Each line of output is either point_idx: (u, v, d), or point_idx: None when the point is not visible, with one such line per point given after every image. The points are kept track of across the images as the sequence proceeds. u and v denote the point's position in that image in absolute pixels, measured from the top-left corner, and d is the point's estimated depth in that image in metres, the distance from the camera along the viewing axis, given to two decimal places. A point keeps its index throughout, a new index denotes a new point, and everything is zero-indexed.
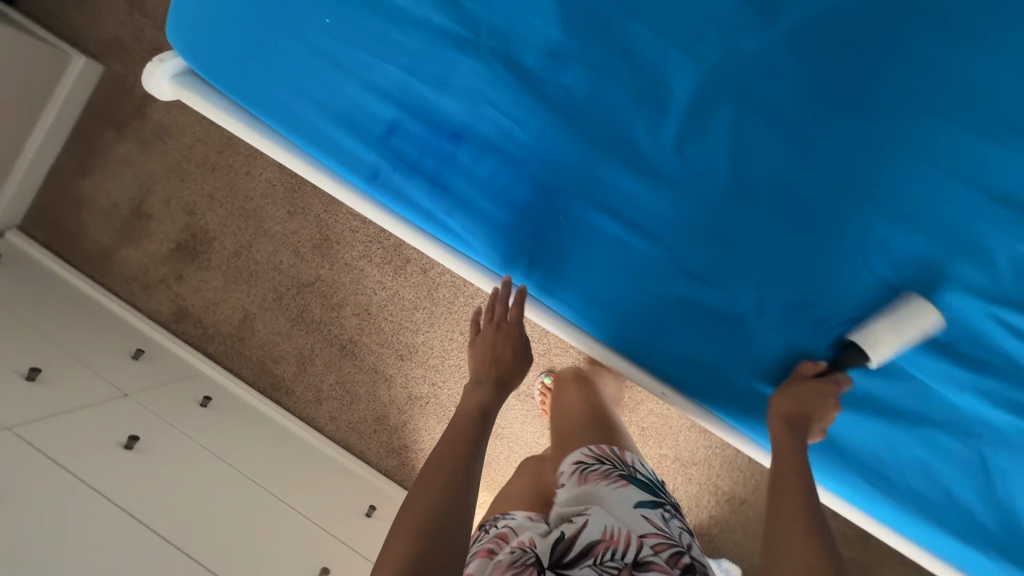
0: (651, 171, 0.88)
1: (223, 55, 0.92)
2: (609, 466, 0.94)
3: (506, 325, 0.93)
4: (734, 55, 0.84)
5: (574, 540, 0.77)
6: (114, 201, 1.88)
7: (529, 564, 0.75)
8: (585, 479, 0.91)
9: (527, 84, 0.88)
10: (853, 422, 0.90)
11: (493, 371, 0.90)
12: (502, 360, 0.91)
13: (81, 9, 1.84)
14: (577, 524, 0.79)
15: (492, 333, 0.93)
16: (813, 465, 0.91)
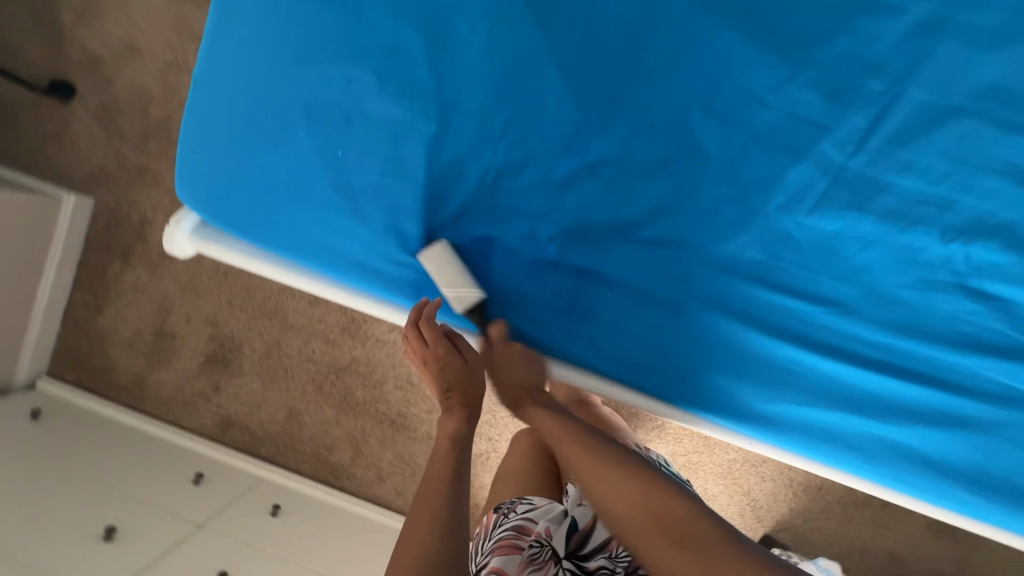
0: (697, 230, 0.86)
1: (246, 211, 0.94)
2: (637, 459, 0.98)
3: (432, 348, 0.87)
4: (750, 100, 0.82)
5: (589, 536, 0.87)
6: (135, 328, 1.88)
7: (547, 559, 0.83)
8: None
9: (550, 172, 0.87)
10: (940, 437, 0.86)
11: (461, 394, 0.86)
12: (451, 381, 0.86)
13: (62, 147, 1.84)
14: (592, 521, 0.89)
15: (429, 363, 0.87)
16: (910, 486, 0.87)
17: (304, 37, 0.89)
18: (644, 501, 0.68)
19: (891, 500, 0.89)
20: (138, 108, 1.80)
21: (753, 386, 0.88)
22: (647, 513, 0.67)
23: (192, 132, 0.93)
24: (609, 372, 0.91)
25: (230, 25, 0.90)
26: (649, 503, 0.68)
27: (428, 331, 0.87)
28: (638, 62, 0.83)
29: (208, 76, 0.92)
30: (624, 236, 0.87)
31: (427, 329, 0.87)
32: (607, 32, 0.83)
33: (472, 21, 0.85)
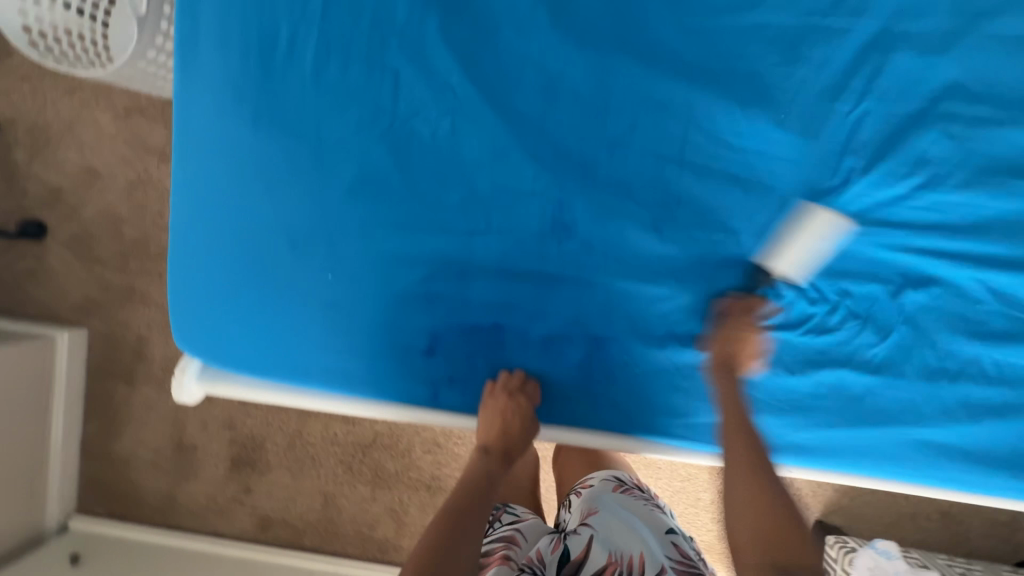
0: (698, 278, 0.85)
1: (247, 347, 0.93)
2: (642, 492, 0.94)
3: (519, 392, 0.87)
4: (719, 144, 0.83)
5: (582, 563, 0.80)
6: (154, 447, 1.86)
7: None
8: (621, 490, 0.92)
9: (540, 251, 0.86)
10: (987, 430, 0.85)
11: (502, 439, 0.86)
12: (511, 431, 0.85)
13: (43, 285, 1.82)
14: (585, 540, 0.82)
15: (504, 401, 0.86)
16: (972, 484, 0.85)
17: (270, 169, 0.88)
18: (761, 547, 0.68)
19: (957, 501, 0.87)
20: (110, 232, 1.79)
21: (788, 418, 0.87)
22: (760, 555, 0.68)
23: (181, 283, 0.93)
24: (643, 430, 0.89)
25: (197, 172, 0.90)
26: (779, 545, 0.68)
27: (533, 387, 0.88)
28: (603, 130, 0.84)
29: (185, 225, 0.91)
30: (628, 297, 0.86)
31: (530, 384, 0.88)
32: (567, 107, 0.84)
33: (433, 122, 0.86)
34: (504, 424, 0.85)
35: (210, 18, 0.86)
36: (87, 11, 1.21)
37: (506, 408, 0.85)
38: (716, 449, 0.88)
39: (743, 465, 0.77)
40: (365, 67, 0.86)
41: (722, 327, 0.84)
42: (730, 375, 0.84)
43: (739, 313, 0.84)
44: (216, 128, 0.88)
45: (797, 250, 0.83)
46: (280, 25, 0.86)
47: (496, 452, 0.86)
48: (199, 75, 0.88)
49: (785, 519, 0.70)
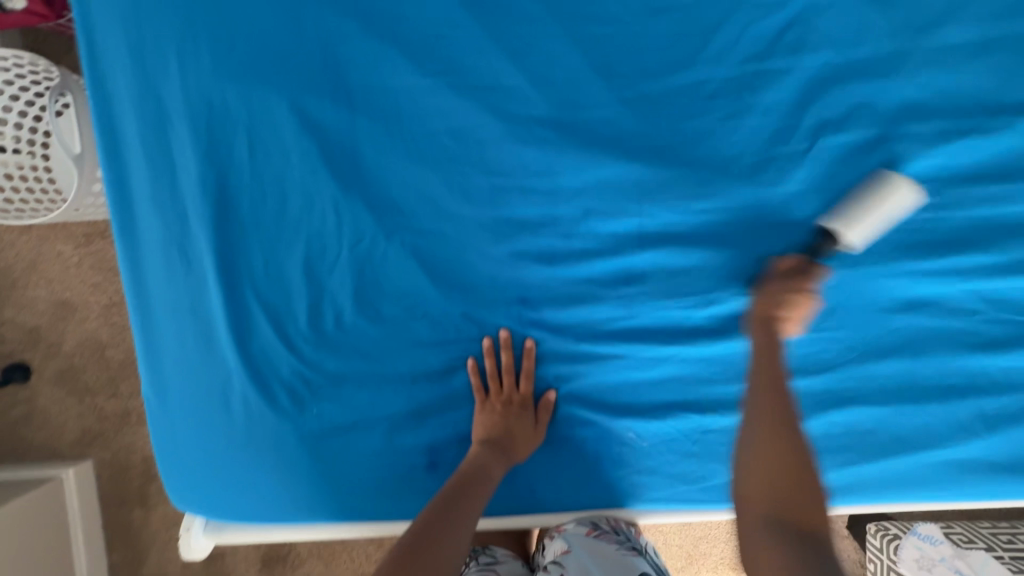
0: (690, 341, 0.83)
1: (248, 498, 0.90)
2: (624, 538, 0.86)
3: (520, 396, 0.83)
4: (682, 206, 0.81)
5: None
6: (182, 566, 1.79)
7: None
8: (595, 535, 0.84)
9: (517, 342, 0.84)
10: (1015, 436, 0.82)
11: (503, 442, 0.82)
12: (513, 433, 0.82)
13: (35, 426, 1.75)
14: None
15: (504, 402, 0.83)
16: (1012, 493, 0.82)
17: (234, 320, 0.86)
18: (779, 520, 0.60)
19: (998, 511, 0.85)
20: (94, 359, 1.74)
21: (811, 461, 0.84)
22: (771, 504, 0.61)
23: (167, 448, 0.89)
24: (664, 502, 0.86)
25: (159, 335, 0.87)
26: (789, 494, 0.62)
27: (545, 413, 0.84)
28: (557, 219, 0.83)
29: (159, 392, 0.88)
30: (621, 374, 0.85)
31: (546, 412, 0.84)
32: (520, 203, 0.83)
33: (387, 238, 0.85)
34: (507, 424, 0.82)
35: (141, 181, 0.84)
36: (24, 150, 1.17)
37: (512, 410, 0.82)
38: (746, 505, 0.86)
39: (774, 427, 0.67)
40: (308, 204, 0.85)
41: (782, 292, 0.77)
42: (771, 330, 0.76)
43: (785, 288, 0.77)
44: (171, 289, 0.86)
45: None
46: (216, 174, 0.84)
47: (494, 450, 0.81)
48: (145, 240, 0.85)
49: (795, 492, 0.62)
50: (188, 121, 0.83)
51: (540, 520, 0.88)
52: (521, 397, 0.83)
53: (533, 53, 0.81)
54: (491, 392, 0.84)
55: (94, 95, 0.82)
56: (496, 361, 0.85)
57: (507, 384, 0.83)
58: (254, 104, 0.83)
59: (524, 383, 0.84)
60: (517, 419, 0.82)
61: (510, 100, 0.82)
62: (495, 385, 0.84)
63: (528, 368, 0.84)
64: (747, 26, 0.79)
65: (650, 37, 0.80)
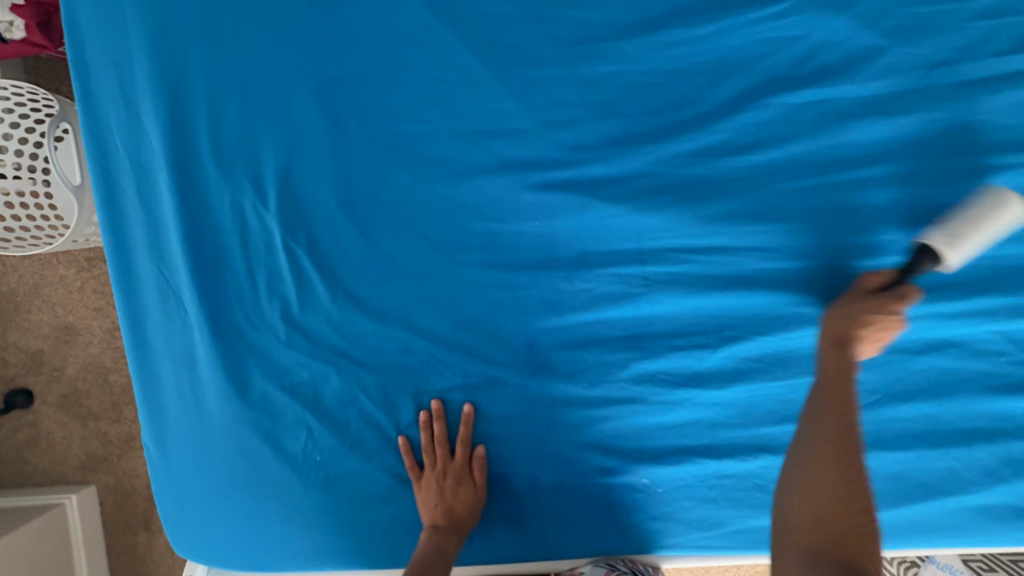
0: (705, 383, 0.81)
1: (253, 545, 0.87)
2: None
3: (452, 463, 0.83)
4: (694, 247, 0.80)
5: None
6: None
7: None
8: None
9: (444, 414, 0.84)
10: None
11: (449, 517, 0.82)
12: (456, 504, 0.82)
13: (40, 451, 1.72)
14: None
15: (439, 473, 0.83)
16: None
17: (233, 366, 0.85)
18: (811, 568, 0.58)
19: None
20: (98, 383, 1.72)
21: None
22: (813, 533, 0.61)
23: (167, 497, 0.88)
24: (679, 549, 0.83)
25: (158, 382, 0.86)
26: (832, 517, 0.61)
27: (483, 472, 0.84)
28: (566, 258, 0.82)
29: (158, 440, 0.87)
30: (634, 419, 0.82)
31: (481, 470, 0.83)
32: (527, 245, 0.82)
33: (392, 278, 0.84)
34: (451, 494, 0.82)
35: (138, 228, 0.84)
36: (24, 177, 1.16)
37: (447, 481, 0.82)
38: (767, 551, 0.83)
39: (825, 446, 0.67)
40: (308, 247, 0.84)
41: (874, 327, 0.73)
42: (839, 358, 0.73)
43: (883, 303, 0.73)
44: (168, 337, 0.85)
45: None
46: (214, 215, 0.84)
47: (445, 526, 0.81)
48: (144, 284, 0.85)
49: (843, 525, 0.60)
50: (188, 163, 0.83)
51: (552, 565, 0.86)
52: (456, 467, 0.83)
53: (537, 92, 0.81)
54: (426, 468, 0.83)
55: (91, 144, 0.83)
56: (423, 431, 0.84)
57: (439, 456, 0.83)
58: (253, 149, 0.83)
59: (458, 450, 0.83)
60: (457, 489, 0.82)
61: (513, 139, 0.82)
62: (427, 454, 0.83)
63: (461, 435, 0.83)
64: (757, 63, 0.78)
65: (655, 76, 0.80)
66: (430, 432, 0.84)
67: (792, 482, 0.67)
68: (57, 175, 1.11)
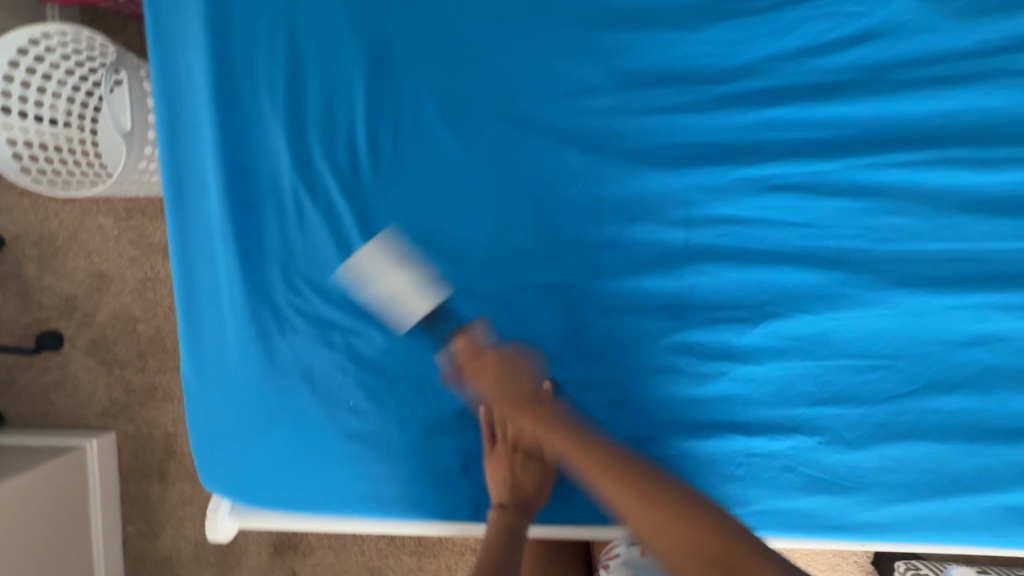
0: (740, 358, 0.81)
1: (279, 485, 0.89)
2: None
3: (524, 442, 0.82)
4: (740, 221, 0.79)
5: None
6: (196, 541, 1.75)
7: None
8: None
9: None
10: None
11: (518, 493, 0.82)
12: (524, 481, 0.82)
13: (65, 392, 1.76)
14: None
15: (511, 451, 0.82)
16: None
17: (276, 312, 0.84)
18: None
19: None
20: (126, 331, 1.75)
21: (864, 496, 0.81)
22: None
23: (202, 434, 0.89)
24: None
25: (202, 322, 0.86)
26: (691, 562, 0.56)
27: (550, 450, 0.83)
28: (611, 223, 0.81)
29: (197, 373, 0.87)
30: (666, 390, 0.82)
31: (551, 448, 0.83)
32: (573, 209, 0.81)
33: (442, 230, 0.82)
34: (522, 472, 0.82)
35: (193, 165, 0.83)
36: (74, 122, 1.19)
37: (520, 459, 0.82)
38: (790, 533, 0.82)
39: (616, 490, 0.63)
40: (356, 199, 0.82)
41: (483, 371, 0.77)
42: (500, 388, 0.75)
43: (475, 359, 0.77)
44: (215, 280, 0.85)
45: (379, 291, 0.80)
46: (266, 155, 0.82)
47: (513, 504, 0.82)
48: (194, 218, 0.84)
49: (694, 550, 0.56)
50: (248, 99, 0.82)
51: (575, 530, 0.86)
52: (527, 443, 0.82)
53: (595, 53, 0.79)
54: (498, 442, 0.83)
55: (158, 79, 0.81)
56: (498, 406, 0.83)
57: (510, 432, 0.82)
58: (315, 92, 0.81)
59: None
60: (529, 467, 0.82)
61: (570, 99, 0.80)
62: (499, 431, 0.83)
63: None
64: (820, 38, 0.77)
65: (717, 44, 0.78)
66: (501, 407, 0.83)
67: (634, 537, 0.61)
68: (111, 120, 1.14)
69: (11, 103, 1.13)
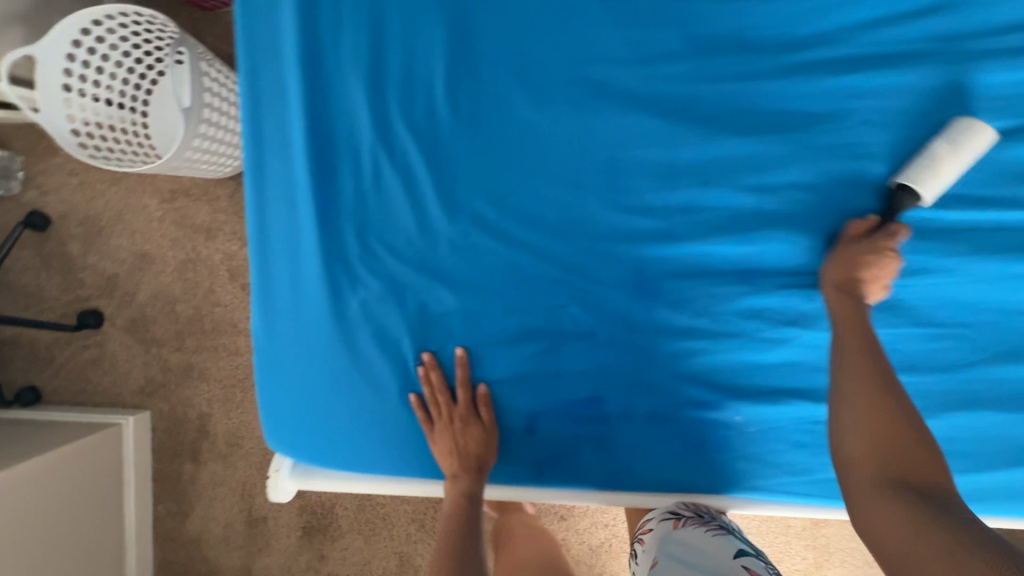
0: (809, 323, 0.82)
1: (344, 443, 0.89)
2: (710, 520, 0.80)
3: (455, 409, 0.84)
4: (812, 187, 0.81)
5: None
6: (225, 523, 1.68)
7: None
8: (680, 524, 0.79)
9: (438, 364, 0.86)
10: None
11: (467, 457, 0.84)
12: (468, 445, 0.83)
13: (103, 371, 1.73)
14: None
15: (447, 420, 0.84)
16: None
17: (349, 266, 0.86)
18: (916, 509, 0.56)
19: None
20: (165, 311, 1.71)
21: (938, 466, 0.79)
22: (882, 465, 0.62)
23: (269, 389, 0.90)
24: (765, 493, 0.83)
25: (275, 277, 0.87)
26: (897, 452, 0.62)
27: (488, 410, 0.85)
28: (682, 187, 0.82)
29: (266, 330, 0.88)
30: (733, 354, 0.83)
31: (486, 408, 0.85)
32: (646, 173, 0.83)
33: (516, 192, 0.84)
34: (464, 436, 0.83)
35: (273, 123, 0.84)
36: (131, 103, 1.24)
37: (457, 425, 0.83)
38: None
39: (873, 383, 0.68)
40: (433, 158, 0.84)
41: (848, 257, 0.76)
42: (853, 301, 0.76)
43: (860, 247, 0.76)
44: (289, 235, 0.86)
45: (947, 170, 0.74)
46: (345, 115, 0.84)
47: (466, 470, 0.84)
48: (271, 175, 0.85)
49: (906, 449, 0.63)
50: (330, 59, 0.84)
51: (640, 497, 0.85)
52: (461, 410, 0.84)
53: (673, 19, 0.82)
54: (435, 417, 0.85)
55: (244, 39, 0.83)
56: (426, 381, 0.86)
57: (443, 404, 0.84)
58: (396, 54, 0.84)
59: (460, 393, 0.85)
60: (466, 430, 0.83)
61: (646, 64, 0.82)
62: (431, 404, 0.85)
63: (460, 378, 0.85)
64: (894, 8, 0.79)
65: (794, 12, 0.80)
66: (429, 383, 0.86)
67: (840, 416, 0.68)
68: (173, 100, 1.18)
69: (73, 82, 1.16)
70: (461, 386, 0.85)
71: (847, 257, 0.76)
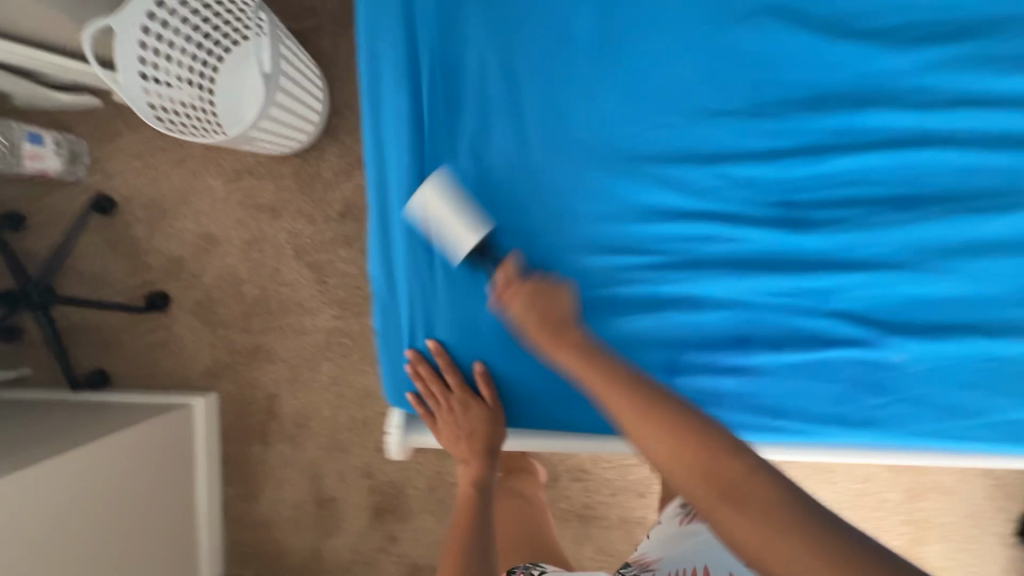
0: (976, 251, 0.79)
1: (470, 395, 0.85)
2: None
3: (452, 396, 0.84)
4: (979, 107, 0.78)
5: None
6: (294, 505, 1.59)
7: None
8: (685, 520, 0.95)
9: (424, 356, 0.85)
10: None
11: (477, 439, 0.86)
12: (472, 428, 0.85)
13: (169, 353, 1.62)
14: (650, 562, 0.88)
15: (445, 408, 0.86)
16: None
17: None
18: (766, 508, 0.54)
19: None
20: (231, 292, 1.59)
21: None
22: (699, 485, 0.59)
23: (388, 341, 0.87)
24: (941, 438, 0.78)
25: (393, 224, 0.84)
26: (712, 472, 0.59)
27: (488, 389, 0.84)
28: (835, 109, 0.79)
29: (385, 273, 0.85)
30: (894, 286, 0.79)
31: (487, 387, 0.83)
32: (793, 97, 0.80)
33: (650, 121, 0.81)
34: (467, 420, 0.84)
35: (393, 58, 0.81)
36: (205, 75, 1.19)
37: (454, 412, 0.84)
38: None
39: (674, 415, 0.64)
40: (561, 89, 0.81)
41: (542, 301, 0.76)
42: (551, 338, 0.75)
43: (535, 291, 0.77)
44: (412, 172, 0.83)
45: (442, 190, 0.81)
46: (472, 47, 0.82)
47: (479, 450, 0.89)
48: (391, 112, 0.82)
49: (717, 469, 0.59)
50: None
51: (796, 447, 0.81)
52: (457, 395, 0.83)
53: None
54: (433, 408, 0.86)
55: None
56: (415, 372, 0.85)
57: (437, 394, 0.84)
58: None
59: (452, 378, 0.83)
60: (465, 416, 0.84)
61: None
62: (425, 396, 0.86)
63: (448, 367, 0.84)
64: None
65: None
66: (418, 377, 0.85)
67: (647, 437, 0.65)
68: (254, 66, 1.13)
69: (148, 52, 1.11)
70: (449, 372, 0.84)
71: (541, 300, 0.76)
